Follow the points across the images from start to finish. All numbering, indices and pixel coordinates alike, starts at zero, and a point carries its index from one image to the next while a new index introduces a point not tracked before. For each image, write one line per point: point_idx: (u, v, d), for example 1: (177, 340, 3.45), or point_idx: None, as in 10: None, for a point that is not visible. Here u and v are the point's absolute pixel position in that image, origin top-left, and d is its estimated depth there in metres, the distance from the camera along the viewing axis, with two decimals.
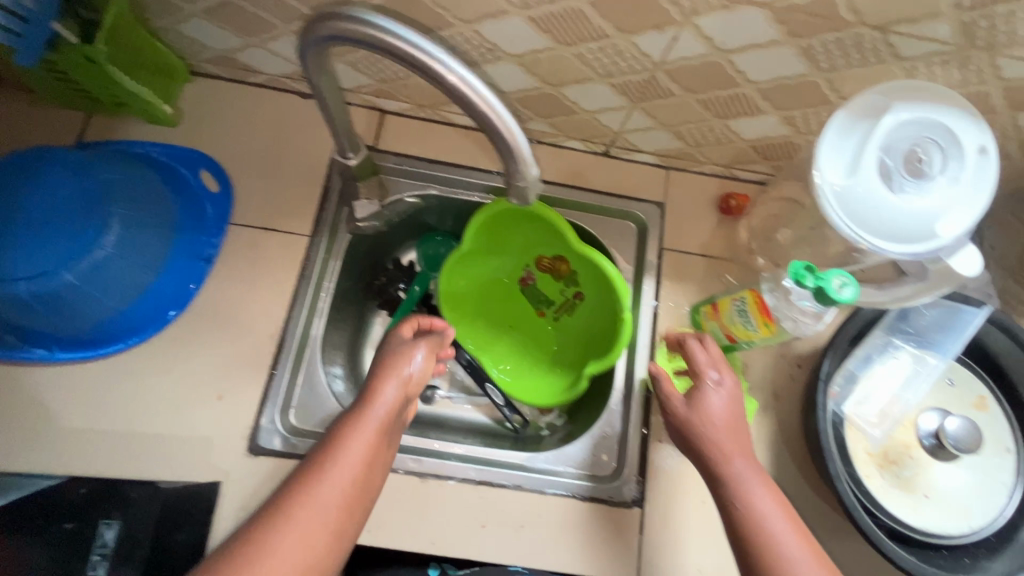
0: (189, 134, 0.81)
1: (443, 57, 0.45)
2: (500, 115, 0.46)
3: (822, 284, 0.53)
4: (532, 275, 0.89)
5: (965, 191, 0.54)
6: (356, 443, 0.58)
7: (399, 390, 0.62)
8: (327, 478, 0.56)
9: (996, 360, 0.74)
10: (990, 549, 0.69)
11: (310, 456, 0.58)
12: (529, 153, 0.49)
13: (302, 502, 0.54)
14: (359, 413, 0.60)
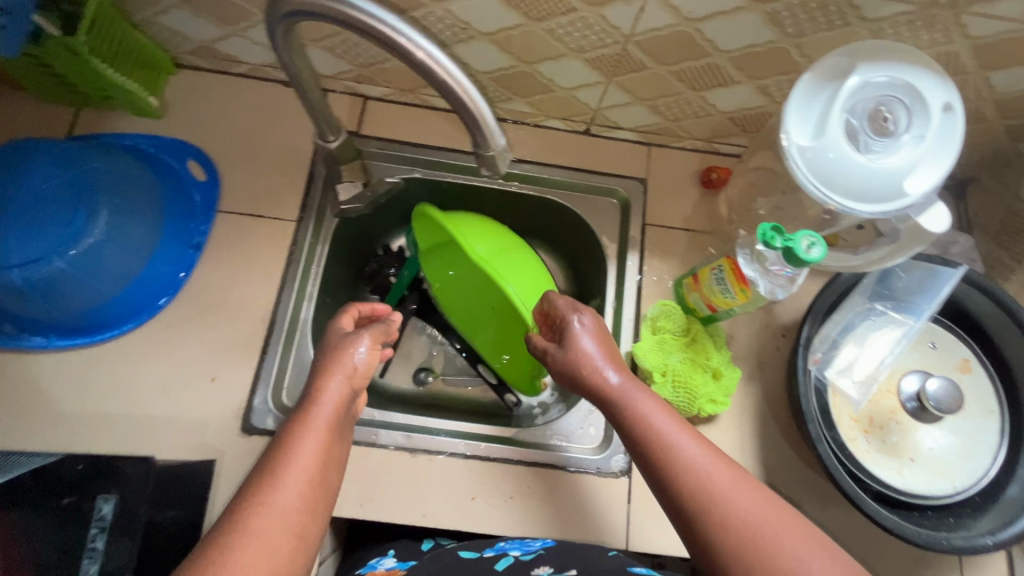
0: (176, 125, 0.82)
1: (404, 29, 0.46)
2: (463, 85, 0.47)
3: (790, 244, 0.53)
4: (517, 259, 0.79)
5: (932, 148, 0.54)
6: (308, 438, 0.52)
7: (345, 382, 0.57)
8: (283, 481, 0.49)
9: (978, 322, 0.74)
10: (976, 509, 0.69)
11: (263, 458, 0.51)
12: (496, 124, 0.50)
13: (261, 509, 0.47)
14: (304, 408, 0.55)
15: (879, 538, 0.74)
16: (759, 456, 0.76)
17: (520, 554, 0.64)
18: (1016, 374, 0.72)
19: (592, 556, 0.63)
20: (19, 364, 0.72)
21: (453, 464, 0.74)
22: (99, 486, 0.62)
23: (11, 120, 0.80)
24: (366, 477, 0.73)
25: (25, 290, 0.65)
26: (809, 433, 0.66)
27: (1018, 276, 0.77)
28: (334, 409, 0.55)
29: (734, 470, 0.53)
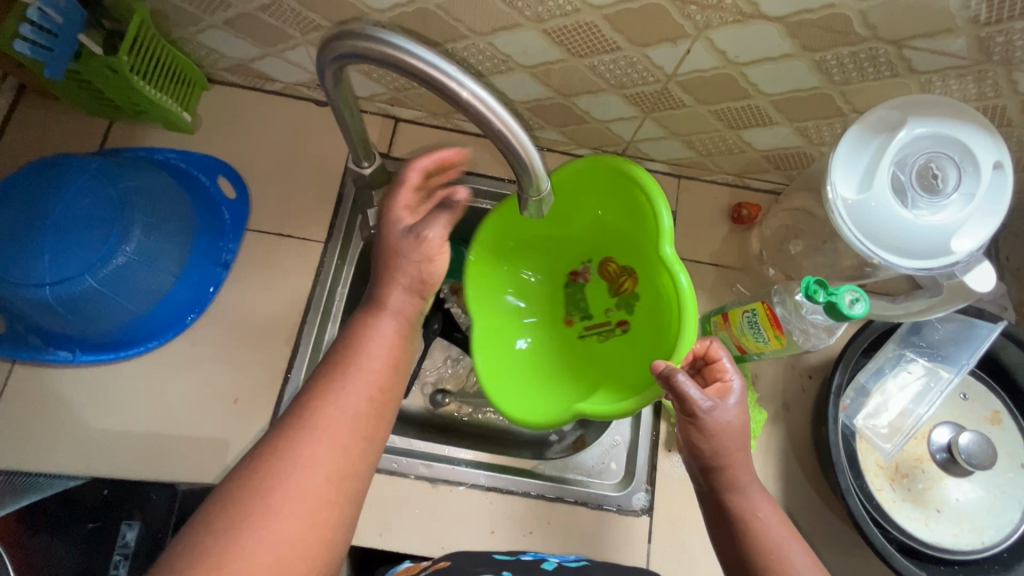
0: (208, 141, 0.83)
1: (457, 75, 0.42)
2: (514, 132, 0.44)
3: (833, 299, 0.53)
4: (588, 272, 0.83)
5: (980, 208, 0.53)
6: (377, 348, 0.51)
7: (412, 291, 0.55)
8: (349, 386, 0.49)
9: (1010, 374, 0.73)
10: (1004, 566, 0.68)
11: (304, 392, 0.48)
12: (546, 173, 0.47)
13: (302, 452, 0.44)
14: (356, 345, 0.51)
15: None
16: (782, 500, 0.75)
17: (561, 560, 0.65)
18: None
19: (630, 569, 0.64)
20: (44, 378, 0.71)
21: (474, 496, 0.74)
22: (124, 512, 0.65)
23: (44, 130, 0.80)
24: (386, 505, 0.73)
25: (55, 307, 0.65)
26: (838, 484, 0.66)
27: None
28: (381, 363, 0.51)
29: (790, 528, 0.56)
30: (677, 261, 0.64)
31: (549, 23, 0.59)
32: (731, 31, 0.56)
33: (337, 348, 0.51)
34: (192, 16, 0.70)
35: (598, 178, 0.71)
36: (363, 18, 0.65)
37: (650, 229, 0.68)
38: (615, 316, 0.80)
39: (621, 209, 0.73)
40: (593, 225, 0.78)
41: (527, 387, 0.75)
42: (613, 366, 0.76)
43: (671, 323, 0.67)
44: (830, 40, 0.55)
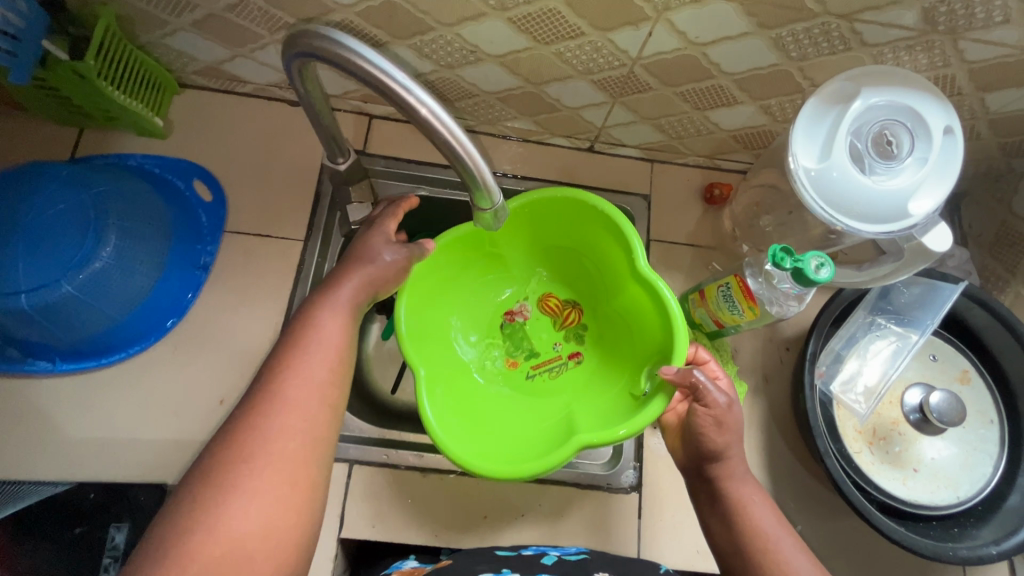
0: (181, 146, 0.82)
1: (414, 86, 0.45)
2: (464, 143, 0.47)
3: (799, 265, 0.55)
4: (527, 309, 0.83)
5: (934, 170, 0.56)
6: (326, 323, 0.54)
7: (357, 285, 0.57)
8: (297, 364, 0.51)
9: (976, 335, 0.76)
10: (978, 519, 0.70)
11: (269, 364, 0.52)
12: (494, 182, 0.51)
13: (263, 434, 0.46)
14: (301, 335, 0.53)
15: (882, 546, 0.76)
16: (766, 470, 0.77)
17: (561, 554, 0.65)
18: (1014, 385, 0.74)
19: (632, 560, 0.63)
20: (23, 389, 0.71)
21: (465, 483, 0.75)
22: (112, 515, 0.66)
23: (12, 141, 0.79)
24: (378, 498, 0.73)
25: (33, 316, 0.65)
26: (817, 448, 0.68)
27: (1013, 288, 0.79)
28: (334, 340, 0.53)
29: (777, 513, 0.59)
30: (658, 277, 0.66)
31: (513, 11, 0.60)
32: (689, 12, 0.57)
33: (287, 335, 0.54)
34: (158, 20, 0.70)
35: (555, 204, 0.73)
36: (330, 14, 0.65)
37: (611, 253, 0.74)
38: (568, 349, 0.82)
39: (574, 235, 0.77)
40: (532, 261, 0.83)
41: (484, 433, 0.69)
42: (582, 395, 0.77)
43: (649, 339, 0.72)
44: (785, 17, 0.57)
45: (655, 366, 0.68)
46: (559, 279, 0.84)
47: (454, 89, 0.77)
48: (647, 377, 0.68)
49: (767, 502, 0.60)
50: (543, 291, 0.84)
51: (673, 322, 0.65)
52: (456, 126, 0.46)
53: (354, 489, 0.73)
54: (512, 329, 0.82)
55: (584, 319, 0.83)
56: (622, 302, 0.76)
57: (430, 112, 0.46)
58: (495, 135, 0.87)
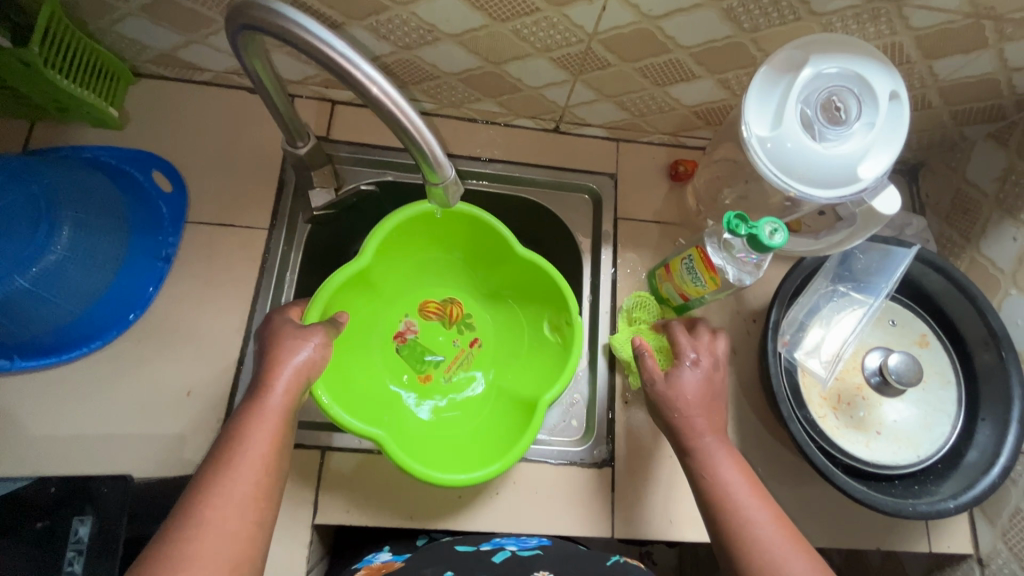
0: (138, 136, 0.81)
1: (362, 63, 0.48)
2: (410, 118, 0.50)
3: (754, 232, 0.56)
4: (414, 325, 0.86)
5: (881, 135, 0.57)
6: (255, 430, 0.53)
7: (293, 377, 0.57)
8: (229, 475, 0.50)
9: (934, 299, 0.78)
10: (939, 476, 0.73)
11: (200, 477, 0.51)
12: (444, 158, 0.54)
13: (195, 536, 0.46)
14: (229, 449, 0.52)
15: (849, 507, 0.78)
16: (735, 440, 0.79)
17: (516, 548, 0.66)
18: (970, 346, 0.76)
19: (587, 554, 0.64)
20: None
21: None
22: (75, 508, 0.60)
23: None
24: (352, 483, 0.73)
25: None
26: (782, 413, 0.69)
27: (968, 253, 0.81)
28: (266, 444, 0.53)
29: (752, 482, 0.60)
30: (528, 252, 0.76)
31: None
32: None
33: (247, 393, 0.57)
34: (106, 5, 0.68)
35: (419, 221, 0.77)
36: None
37: (482, 243, 0.81)
38: (465, 340, 0.86)
39: (441, 240, 0.82)
40: (403, 275, 0.85)
41: (450, 456, 0.73)
42: (501, 368, 0.84)
43: (528, 292, 0.82)
44: None
45: (553, 316, 0.79)
46: (429, 284, 0.87)
47: (415, 71, 0.76)
48: (549, 325, 0.80)
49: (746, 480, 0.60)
50: (418, 301, 0.87)
51: (565, 294, 0.74)
52: (403, 102, 0.49)
53: (328, 474, 0.73)
54: (410, 346, 0.84)
55: (465, 305, 0.88)
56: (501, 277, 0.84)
57: (378, 89, 0.49)
58: (460, 118, 0.87)
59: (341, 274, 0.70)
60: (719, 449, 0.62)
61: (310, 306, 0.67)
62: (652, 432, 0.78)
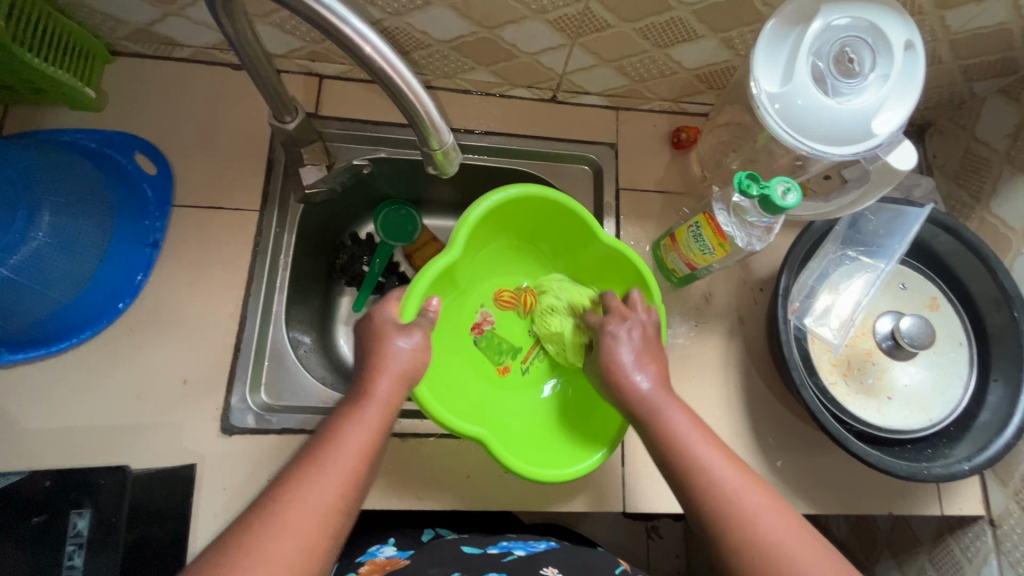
0: (117, 118, 0.77)
1: (352, 18, 0.44)
2: (405, 78, 0.47)
3: (766, 192, 0.54)
4: (490, 315, 0.84)
5: (896, 88, 0.55)
6: (355, 430, 0.55)
7: (394, 382, 0.59)
8: (320, 474, 0.51)
9: (943, 260, 0.77)
10: (951, 438, 0.72)
11: (289, 469, 0.52)
12: (442, 121, 0.52)
13: (271, 534, 0.46)
14: (324, 446, 0.53)
15: (861, 474, 0.77)
16: (745, 410, 0.78)
17: (523, 551, 0.64)
18: (981, 307, 0.75)
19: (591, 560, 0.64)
20: None
21: (444, 446, 0.73)
22: (72, 501, 0.61)
23: None
24: None
25: None
26: (793, 380, 0.68)
27: (977, 214, 0.80)
28: (359, 447, 0.54)
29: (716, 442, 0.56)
30: (614, 240, 0.72)
31: None
32: None
33: (348, 397, 0.59)
34: None
35: (505, 210, 0.74)
36: None
37: (562, 232, 0.78)
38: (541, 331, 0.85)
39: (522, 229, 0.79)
40: (484, 264, 0.82)
41: (536, 447, 0.72)
42: None
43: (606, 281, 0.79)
44: None
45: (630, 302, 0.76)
46: (504, 273, 0.85)
47: (406, 40, 0.73)
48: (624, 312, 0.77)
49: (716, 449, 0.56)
50: (493, 291, 0.84)
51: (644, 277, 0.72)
52: (398, 60, 0.46)
53: None
54: (487, 338, 0.82)
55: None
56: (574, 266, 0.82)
57: (371, 46, 0.46)
58: (454, 89, 0.83)
59: (435, 266, 0.68)
60: (673, 407, 0.59)
61: (406, 304, 0.65)
62: None
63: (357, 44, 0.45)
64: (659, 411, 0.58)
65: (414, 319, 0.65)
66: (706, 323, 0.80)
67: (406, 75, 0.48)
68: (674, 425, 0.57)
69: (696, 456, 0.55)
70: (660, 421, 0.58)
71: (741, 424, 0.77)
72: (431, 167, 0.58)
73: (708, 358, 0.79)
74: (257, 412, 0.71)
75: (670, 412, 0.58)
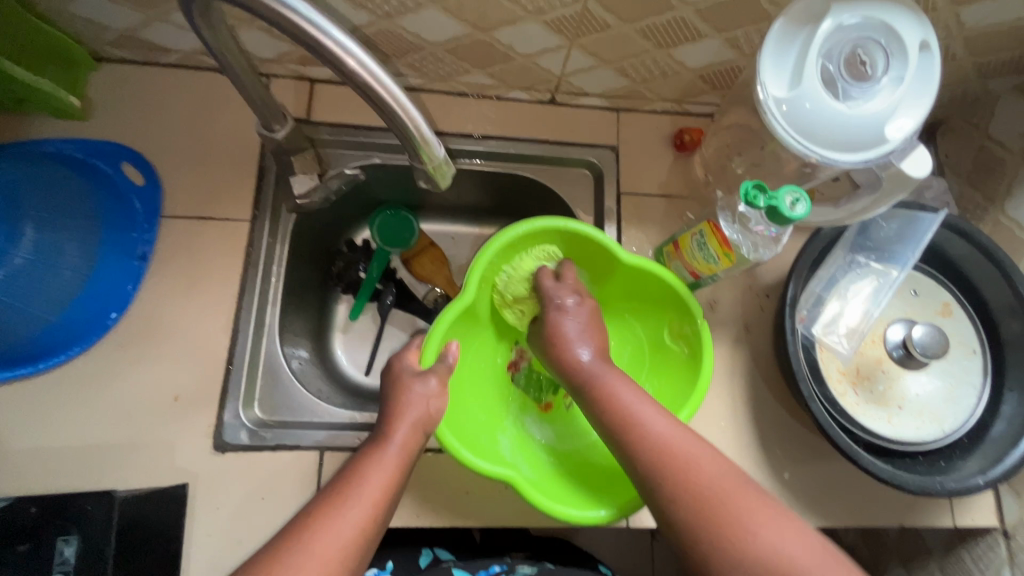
0: (103, 127, 0.75)
1: (335, 31, 0.42)
2: (393, 91, 0.45)
3: (773, 203, 0.52)
4: (526, 349, 0.83)
5: (911, 91, 0.52)
6: (376, 471, 0.56)
7: (414, 426, 0.60)
8: (338, 515, 0.52)
9: (956, 265, 0.74)
10: (965, 450, 0.70)
11: (309, 509, 0.53)
12: (433, 134, 0.50)
13: (290, 571, 0.48)
14: (344, 486, 0.54)
15: (871, 485, 0.75)
16: (751, 420, 0.75)
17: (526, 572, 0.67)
18: (995, 313, 0.72)
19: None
20: None
21: (443, 461, 0.71)
22: (59, 527, 0.60)
23: None
24: None
25: None
26: (802, 393, 0.66)
27: (992, 216, 0.77)
28: (379, 486, 0.55)
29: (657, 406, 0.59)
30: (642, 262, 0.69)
31: None
32: None
33: (371, 438, 0.61)
34: None
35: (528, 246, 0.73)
36: None
37: (588, 260, 0.76)
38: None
39: None
40: None
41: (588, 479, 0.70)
42: None
43: (645, 304, 0.76)
44: None
45: (675, 323, 0.74)
46: None
47: (398, 43, 0.71)
48: (670, 333, 0.75)
49: (647, 397, 0.59)
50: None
51: (682, 296, 0.70)
52: (384, 73, 0.44)
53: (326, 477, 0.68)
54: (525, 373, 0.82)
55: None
56: (607, 293, 0.79)
57: (355, 58, 0.44)
58: (449, 92, 0.81)
59: (455, 305, 0.67)
60: (615, 377, 0.61)
61: (425, 350, 0.66)
62: None
63: (341, 57, 0.43)
64: (597, 375, 0.61)
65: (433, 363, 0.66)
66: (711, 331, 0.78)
67: (394, 87, 0.46)
68: (616, 392, 0.59)
69: (628, 406, 0.58)
70: (599, 391, 0.60)
71: (747, 435, 0.75)
72: (424, 180, 0.56)
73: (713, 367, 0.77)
74: (251, 429, 0.69)
75: (610, 380, 0.61)
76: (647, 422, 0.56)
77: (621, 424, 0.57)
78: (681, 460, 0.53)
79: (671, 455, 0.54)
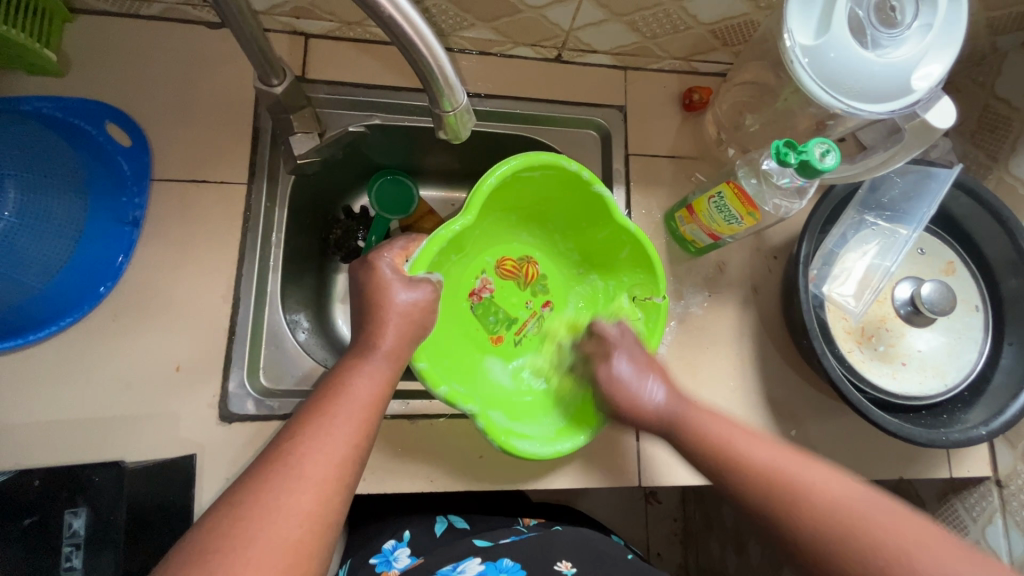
0: (82, 83, 0.70)
1: None
2: (416, 29, 0.42)
3: (804, 157, 0.52)
4: (488, 283, 0.81)
5: (937, 39, 0.52)
6: (359, 381, 0.52)
7: (399, 333, 0.57)
8: (330, 430, 0.48)
9: (961, 225, 0.75)
10: (966, 403, 0.71)
11: (293, 427, 0.49)
12: (456, 81, 0.47)
13: (282, 491, 0.44)
14: (329, 398, 0.51)
15: (874, 441, 0.77)
16: (758, 380, 0.76)
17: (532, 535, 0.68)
18: (996, 271, 0.74)
19: (608, 550, 0.65)
20: None
21: (457, 424, 0.70)
22: (65, 500, 0.59)
23: None
24: None
25: None
26: (814, 349, 0.65)
27: (995, 173, 0.77)
28: (368, 395, 0.52)
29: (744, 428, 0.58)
30: (635, 228, 0.69)
31: None
32: None
33: (351, 349, 0.57)
34: None
35: (528, 177, 0.70)
36: None
37: (571, 204, 0.74)
38: (540, 301, 0.82)
39: (532, 197, 0.75)
40: (490, 229, 0.78)
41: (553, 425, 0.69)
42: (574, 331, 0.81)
43: (606, 254, 0.77)
44: None
45: (637, 287, 0.73)
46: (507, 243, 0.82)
47: None
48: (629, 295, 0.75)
49: (739, 428, 0.58)
50: (495, 258, 0.81)
51: (652, 261, 0.70)
52: (408, 9, 0.40)
53: None
54: (480, 307, 0.80)
55: (541, 268, 0.83)
56: (586, 241, 0.78)
57: None
58: (451, 48, 0.77)
59: (444, 233, 0.63)
60: (691, 406, 0.61)
61: (417, 261, 0.62)
62: (673, 377, 0.75)
63: None
64: (682, 410, 0.61)
65: (421, 275, 0.61)
66: (719, 293, 0.78)
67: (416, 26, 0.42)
68: (694, 416, 0.60)
69: (708, 430, 0.58)
70: (688, 423, 0.60)
71: (754, 394, 0.76)
72: (440, 132, 0.54)
73: (721, 327, 0.77)
74: (256, 398, 0.67)
75: (690, 412, 0.61)
76: (746, 449, 0.55)
77: (718, 450, 0.56)
78: (795, 478, 0.52)
79: (784, 483, 0.52)
